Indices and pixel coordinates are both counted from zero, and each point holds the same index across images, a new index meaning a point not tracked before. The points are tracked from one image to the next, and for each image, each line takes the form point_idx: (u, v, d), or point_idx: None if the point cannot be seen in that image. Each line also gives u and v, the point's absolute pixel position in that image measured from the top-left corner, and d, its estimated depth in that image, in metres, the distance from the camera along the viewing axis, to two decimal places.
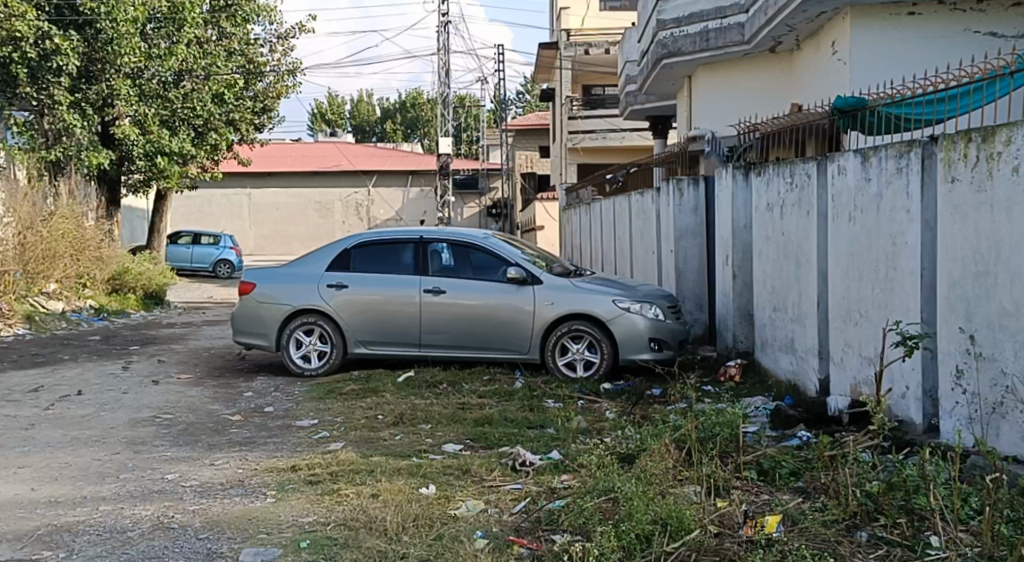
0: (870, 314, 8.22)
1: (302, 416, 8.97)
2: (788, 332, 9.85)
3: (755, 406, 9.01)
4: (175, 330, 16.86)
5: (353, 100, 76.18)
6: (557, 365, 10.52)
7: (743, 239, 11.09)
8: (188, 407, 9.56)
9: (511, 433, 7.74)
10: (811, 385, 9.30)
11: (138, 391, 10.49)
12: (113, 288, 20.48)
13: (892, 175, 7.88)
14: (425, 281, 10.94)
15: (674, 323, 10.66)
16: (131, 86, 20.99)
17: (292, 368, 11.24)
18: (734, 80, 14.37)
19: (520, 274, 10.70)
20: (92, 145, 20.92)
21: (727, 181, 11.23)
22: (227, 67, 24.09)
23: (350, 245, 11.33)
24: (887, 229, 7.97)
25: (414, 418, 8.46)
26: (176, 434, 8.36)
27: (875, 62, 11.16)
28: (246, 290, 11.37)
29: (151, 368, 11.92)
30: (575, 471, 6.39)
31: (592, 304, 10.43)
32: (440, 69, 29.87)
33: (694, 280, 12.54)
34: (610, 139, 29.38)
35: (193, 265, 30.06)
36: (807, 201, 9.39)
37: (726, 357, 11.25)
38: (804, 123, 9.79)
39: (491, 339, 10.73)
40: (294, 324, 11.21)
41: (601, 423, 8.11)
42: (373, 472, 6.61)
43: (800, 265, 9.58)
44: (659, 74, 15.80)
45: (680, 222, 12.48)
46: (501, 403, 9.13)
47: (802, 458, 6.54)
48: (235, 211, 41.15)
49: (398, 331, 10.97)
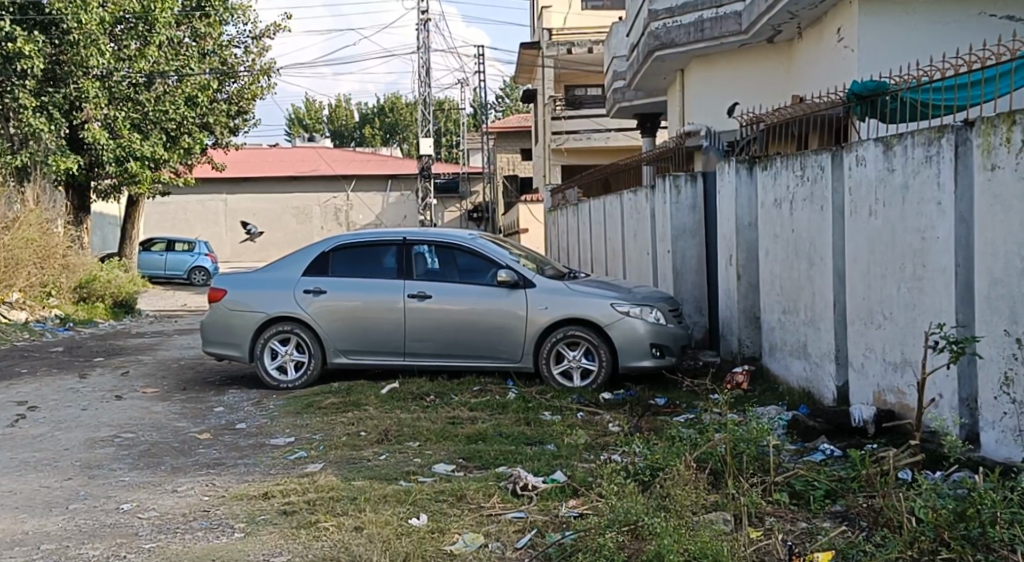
0: (895, 316, 7.56)
1: (277, 433, 8.23)
2: (801, 336, 9.18)
3: (770, 416, 8.33)
4: (145, 339, 16.11)
5: (332, 105, 75.33)
6: (552, 374, 9.81)
7: (747, 237, 10.41)
8: (153, 425, 8.79)
9: (509, 451, 7.05)
10: (828, 393, 8.63)
11: (99, 407, 9.71)
12: (81, 297, 19.64)
13: (919, 165, 7.22)
14: (409, 285, 10.21)
15: (676, 327, 10.00)
16: (101, 88, 20.19)
17: (267, 380, 10.47)
18: (729, 72, 13.71)
19: (511, 277, 9.99)
20: (59, 150, 20.08)
21: (730, 176, 10.54)
22: (200, 68, 23.31)
23: (328, 248, 10.60)
24: (913, 223, 7.32)
25: (400, 435, 7.72)
26: (137, 456, 7.59)
27: (884, 48, 10.52)
28: (216, 297, 10.59)
29: (114, 382, 11.14)
30: (585, 498, 5.68)
31: (588, 309, 9.73)
32: (420, 70, 29.14)
33: (693, 280, 11.85)
34: (596, 139, 28.70)
35: (167, 273, 29.20)
36: (820, 195, 8.73)
37: (731, 362, 10.61)
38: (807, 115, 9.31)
39: (481, 347, 10.01)
40: (268, 334, 10.45)
41: (606, 438, 7.43)
42: (356, 499, 5.88)
43: (813, 265, 8.91)
44: (649, 67, 15.12)
45: (678, 221, 11.82)
46: (495, 417, 8.42)
47: (839, 478, 5.90)
48: (211, 218, 40.23)
49: (380, 340, 10.24)
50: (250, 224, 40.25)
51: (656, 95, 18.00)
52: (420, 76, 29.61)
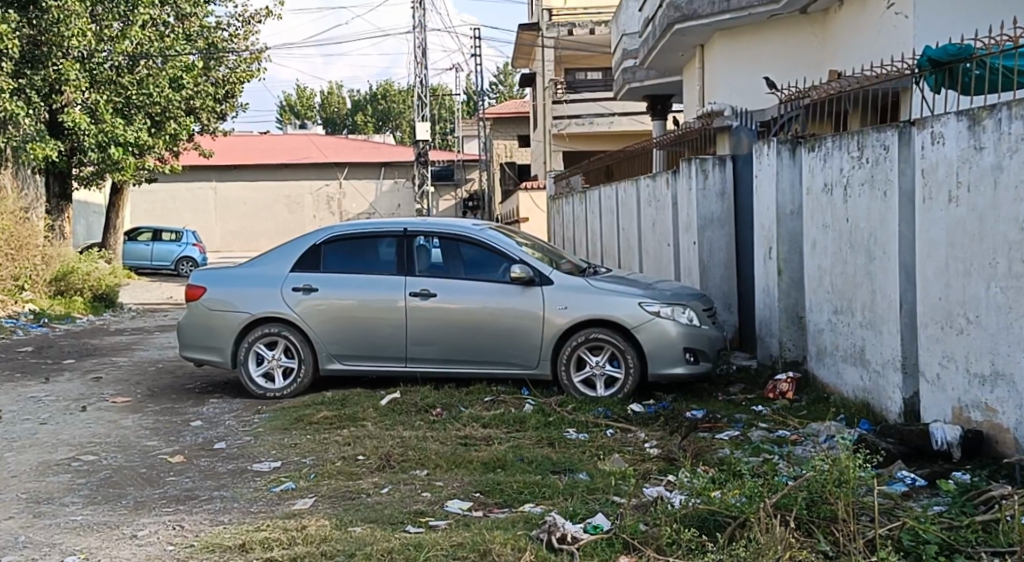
0: (984, 319, 6.47)
1: (261, 456, 7.12)
2: (857, 340, 8.07)
3: (831, 435, 7.24)
4: (123, 338, 14.95)
5: (324, 91, 74.07)
6: (573, 383, 8.72)
7: (790, 227, 9.28)
8: (118, 444, 7.67)
9: (534, 482, 5.95)
10: (892, 406, 7.53)
11: (60, 420, 8.60)
12: (57, 291, 18.45)
13: (1019, 141, 6.14)
14: (410, 282, 9.08)
15: (711, 329, 8.91)
16: (81, 70, 18.90)
17: (251, 390, 9.33)
18: (754, 47, 12.61)
19: (525, 273, 8.86)
20: (38, 135, 18.41)
21: (769, 160, 9.43)
22: (187, 50, 22.04)
23: (319, 240, 9.46)
24: (1010, 210, 6.24)
25: (404, 461, 6.59)
26: (94, 487, 6.46)
27: (941, 13, 9.47)
28: (194, 296, 9.45)
29: (81, 390, 9.99)
30: (641, 556, 4.72)
31: (613, 309, 8.62)
32: (415, 51, 27.95)
33: (722, 274, 10.75)
34: (599, 124, 27.58)
35: (153, 263, 28.02)
36: (883, 179, 7.61)
37: (770, 367, 9.51)
38: (842, 91, 8.48)
39: (492, 352, 8.90)
40: (253, 336, 9.33)
41: (647, 468, 6.33)
42: (354, 556, 4.87)
43: (873, 259, 7.79)
44: (666, 42, 14.01)
45: (704, 208, 10.72)
46: (512, 436, 7.31)
47: (948, 524, 4.89)
48: (200, 206, 38.99)
49: (379, 344, 9.12)
50: (240, 214, 39.06)
51: (670, 75, 16.87)
52: (416, 58, 28.46)
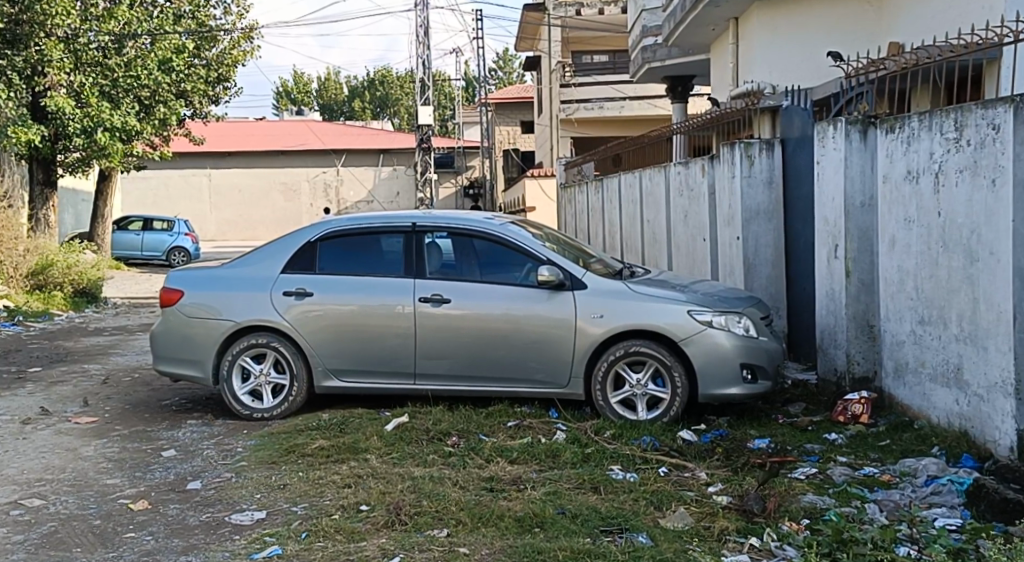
0: None
1: (243, 501, 5.87)
2: (951, 357, 6.77)
3: (935, 477, 5.98)
4: (102, 339, 13.67)
5: (321, 78, 72.73)
6: (609, 404, 7.46)
7: (859, 220, 7.99)
8: (71, 482, 6.40)
9: (585, 549, 4.81)
10: (1003, 438, 6.27)
11: (9, 447, 7.34)
12: (35, 285, 17.07)
13: None
14: (420, 286, 7.80)
15: (770, 340, 7.63)
16: (66, 51, 17.40)
17: (236, 410, 8.05)
18: (799, 18, 11.32)
19: (554, 276, 7.59)
20: (19, 119, 17.15)
21: (835, 143, 8.13)
22: (178, 31, 20.48)
23: (312, 237, 8.17)
24: None
25: (418, 515, 5.32)
26: (31, 549, 5.23)
27: None
28: (168, 300, 8.15)
29: (40, 407, 8.70)
30: None
31: (659, 318, 7.36)
32: (417, 30, 26.58)
33: (768, 273, 9.50)
34: (609, 108, 26.05)
35: (144, 253, 26.67)
36: (991, 165, 6.33)
37: (834, 385, 8.21)
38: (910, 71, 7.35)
39: (514, 367, 7.64)
40: (238, 347, 8.06)
41: (717, 527, 5.08)
42: None
43: (975, 260, 6.49)
44: (697, 14, 12.70)
45: (749, 199, 9.44)
46: (546, 475, 6.06)
47: None
48: (194, 194, 37.67)
49: (383, 358, 7.85)
50: (235, 202, 37.71)
51: (694, 53, 15.61)
52: (417, 38, 27.10)
